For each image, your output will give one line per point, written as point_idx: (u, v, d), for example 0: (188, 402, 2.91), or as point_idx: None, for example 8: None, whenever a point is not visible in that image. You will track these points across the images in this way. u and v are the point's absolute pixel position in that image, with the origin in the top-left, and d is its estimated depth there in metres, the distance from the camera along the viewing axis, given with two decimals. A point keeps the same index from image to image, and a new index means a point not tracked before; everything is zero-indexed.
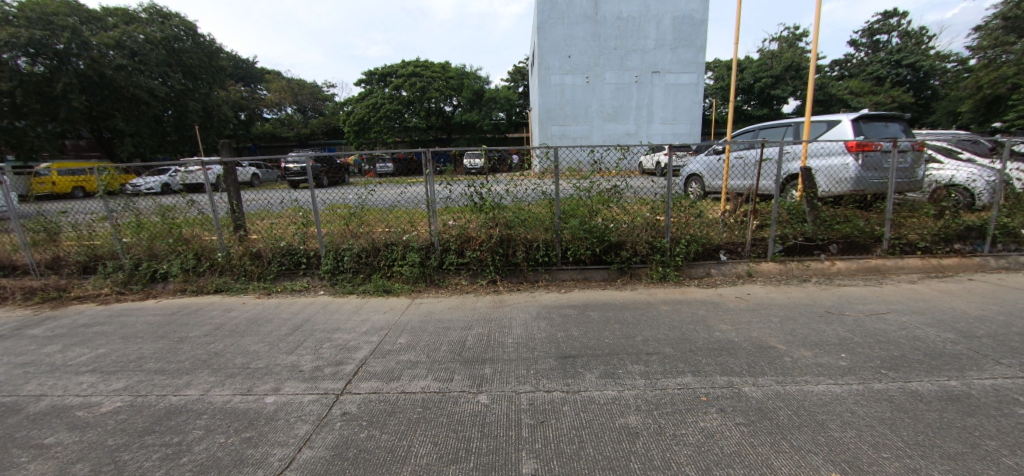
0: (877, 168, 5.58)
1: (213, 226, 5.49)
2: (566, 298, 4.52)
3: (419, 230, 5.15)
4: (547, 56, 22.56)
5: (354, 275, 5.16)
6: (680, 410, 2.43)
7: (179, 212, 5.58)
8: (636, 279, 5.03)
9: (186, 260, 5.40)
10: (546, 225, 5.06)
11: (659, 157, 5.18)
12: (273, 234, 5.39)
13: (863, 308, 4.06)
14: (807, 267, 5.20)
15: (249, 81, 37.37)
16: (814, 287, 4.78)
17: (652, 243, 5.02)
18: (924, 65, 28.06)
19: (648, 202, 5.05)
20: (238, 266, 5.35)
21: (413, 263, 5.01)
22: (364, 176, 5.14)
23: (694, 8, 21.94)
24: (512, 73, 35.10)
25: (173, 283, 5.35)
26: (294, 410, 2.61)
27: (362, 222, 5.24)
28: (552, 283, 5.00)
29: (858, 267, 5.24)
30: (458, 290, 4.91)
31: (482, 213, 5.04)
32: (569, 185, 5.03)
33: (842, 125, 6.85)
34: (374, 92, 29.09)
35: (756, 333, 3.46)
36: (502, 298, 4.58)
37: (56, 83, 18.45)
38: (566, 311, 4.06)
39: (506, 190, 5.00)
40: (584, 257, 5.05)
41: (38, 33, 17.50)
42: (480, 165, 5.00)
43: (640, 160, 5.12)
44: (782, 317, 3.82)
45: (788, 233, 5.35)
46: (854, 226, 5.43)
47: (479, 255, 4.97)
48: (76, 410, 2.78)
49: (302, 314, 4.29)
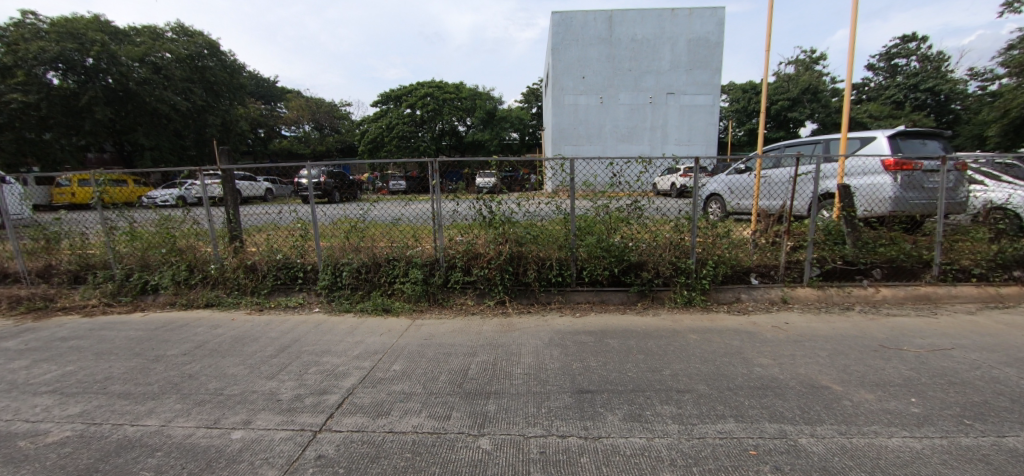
0: (909, 183, 5.23)
1: (209, 237, 5.18)
2: (582, 323, 4.08)
3: (424, 246, 4.79)
4: (561, 77, 22.63)
5: (353, 291, 4.82)
6: (726, 468, 1.98)
7: (175, 224, 5.28)
8: (658, 303, 4.59)
9: (179, 271, 5.11)
10: (560, 243, 4.67)
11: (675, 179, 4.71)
12: (270, 246, 5.08)
13: (922, 343, 3.56)
14: (849, 293, 4.71)
15: (269, 100, 38.20)
16: (860, 317, 4.29)
17: (676, 263, 4.59)
18: (946, 89, 27.51)
19: (671, 222, 4.64)
20: (231, 279, 5.03)
21: (416, 281, 4.65)
22: (378, 194, 4.91)
23: (710, 30, 21.70)
24: (526, 95, 35.43)
25: (164, 296, 5.05)
26: (261, 450, 2.21)
27: (363, 236, 4.89)
28: (566, 305, 4.59)
29: (905, 295, 4.74)
30: (463, 310, 4.52)
31: (492, 228, 4.66)
32: (586, 203, 4.64)
33: (877, 141, 6.51)
34: (388, 112, 29.38)
35: (802, 370, 2.99)
36: (511, 321, 4.17)
37: (82, 96, 18.97)
38: (583, 339, 3.61)
39: (518, 205, 4.62)
40: (601, 278, 4.63)
41: (68, 47, 18.16)
42: (492, 183, 4.61)
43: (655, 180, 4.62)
44: (830, 351, 3.34)
45: (826, 256, 4.87)
46: (899, 249, 4.93)
47: (486, 273, 4.59)
48: (18, 439, 2.41)
49: (293, 334, 3.93)
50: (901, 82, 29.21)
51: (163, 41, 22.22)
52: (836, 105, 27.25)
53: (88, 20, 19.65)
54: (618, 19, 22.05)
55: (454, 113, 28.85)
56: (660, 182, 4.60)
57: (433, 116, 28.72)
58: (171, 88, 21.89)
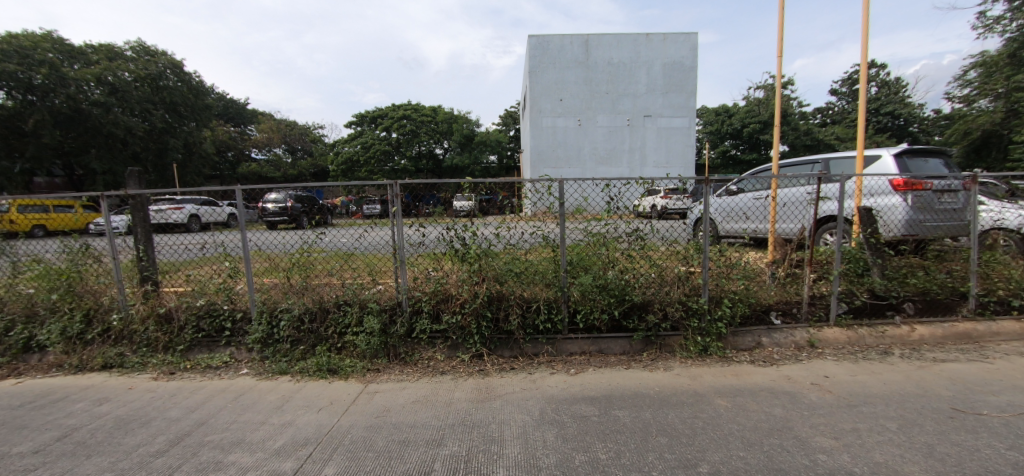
0: (922, 207, 4.62)
1: (113, 278, 4.14)
2: (579, 385, 3.25)
3: (385, 285, 3.92)
4: (539, 99, 22.34)
5: (293, 346, 3.86)
6: None
7: (68, 262, 4.21)
8: (667, 352, 3.83)
9: (71, 322, 4.01)
10: (548, 280, 3.87)
11: (656, 201, 3.83)
12: (191, 289, 4.11)
13: (1002, 403, 2.87)
14: (882, 334, 4.06)
15: (238, 122, 36.80)
16: (906, 365, 3.59)
17: (686, 303, 3.85)
18: (905, 113, 28.57)
19: (678, 251, 3.90)
20: (139, 332, 3.98)
21: (372, 332, 3.74)
22: (350, 218, 3.97)
23: (684, 55, 21.85)
24: (503, 118, 35.30)
25: (52, 355, 3.98)
26: None
27: (308, 275, 3.98)
28: (557, 359, 3.78)
29: (944, 334, 4.12)
30: (429, 369, 3.64)
31: (466, 263, 3.82)
32: (578, 230, 3.86)
33: (885, 159, 6.02)
34: (363, 135, 28.51)
35: (879, 457, 2.25)
36: (491, 383, 3.32)
37: (25, 118, 17.48)
38: (582, 411, 2.80)
39: (497, 234, 3.80)
40: (598, 323, 3.85)
41: (12, 67, 16.64)
42: (468, 206, 3.81)
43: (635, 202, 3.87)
44: (899, 422, 2.63)
45: (855, 290, 4.19)
46: (932, 279, 4.31)
47: (460, 321, 3.75)
48: None
49: (202, 412, 2.96)
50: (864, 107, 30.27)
51: (121, 60, 20.92)
52: (805, 128, 27.87)
53: (38, 37, 18.19)
54: (594, 42, 22.05)
55: (430, 136, 28.27)
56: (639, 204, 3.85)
57: (408, 138, 28.00)
58: (128, 109, 20.45)
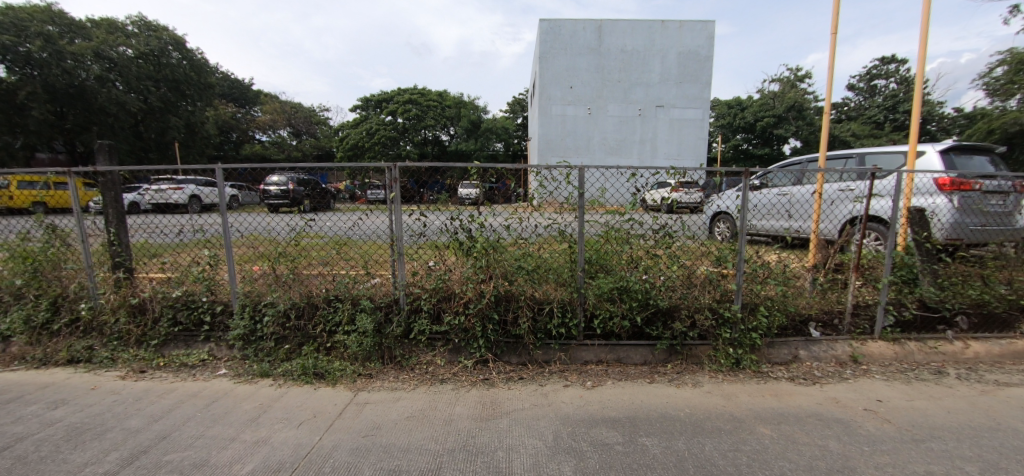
0: (984, 212, 4.09)
1: (82, 263, 3.76)
2: (598, 402, 2.84)
3: (382, 279, 3.54)
4: (548, 86, 21.71)
5: (278, 345, 3.48)
6: None
7: (34, 244, 3.83)
8: (693, 363, 3.43)
9: (36, 311, 3.65)
10: (565, 280, 3.45)
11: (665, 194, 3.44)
12: (168, 276, 3.73)
13: None
14: (933, 351, 3.64)
15: (243, 103, 36.40)
16: (966, 388, 3.18)
17: (717, 310, 3.44)
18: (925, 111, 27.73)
19: (710, 250, 3.48)
20: (109, 323, 3.62)
21: (365, 332, 3.35)
22: (354, 204, 3.53)
23: (700, 44, 21.11)
24: (511, 105, 34.60)
25: (15, 346, 3.62)
26: None
27: (296, 265, 3.58)
28: (570, 368, 3.39)
29: (1003, 352, 3.68)
30: (427, 375, 3.25)
31: (472, 257, 3.41)
32: (597, 224, 3.45)
33: (929, 155, 5.53)
34: (369, 119, 27.99)
35: None
36: (497, 396, 2.93)
37: (21, 91, 17.04)
38: (603, 437, 2.40)
39: (507, 225, 3.37)
40: (617, 330, 3.45)
41: (7, 38, 16.16)
42: (475, 194, 3.37)
43: (648, 196, 3.37)
44: (979, 465, 2.22)
45: (904, 300, 3.76)
46: (992, 291, 3.85)
47: (463, 323, 3.34)
48: None
49: (167, 422, 2.59)
50: (881, 103, 29.43)
51: (122, 35, 20.42)
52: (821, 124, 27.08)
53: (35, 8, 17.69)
54: (608, 29, 21.35)
55: (436, 121, 27.72)
56: (649, 198, 3.36)
57: (414, 123, 27.44)
58: (127, 86, 19.99)
